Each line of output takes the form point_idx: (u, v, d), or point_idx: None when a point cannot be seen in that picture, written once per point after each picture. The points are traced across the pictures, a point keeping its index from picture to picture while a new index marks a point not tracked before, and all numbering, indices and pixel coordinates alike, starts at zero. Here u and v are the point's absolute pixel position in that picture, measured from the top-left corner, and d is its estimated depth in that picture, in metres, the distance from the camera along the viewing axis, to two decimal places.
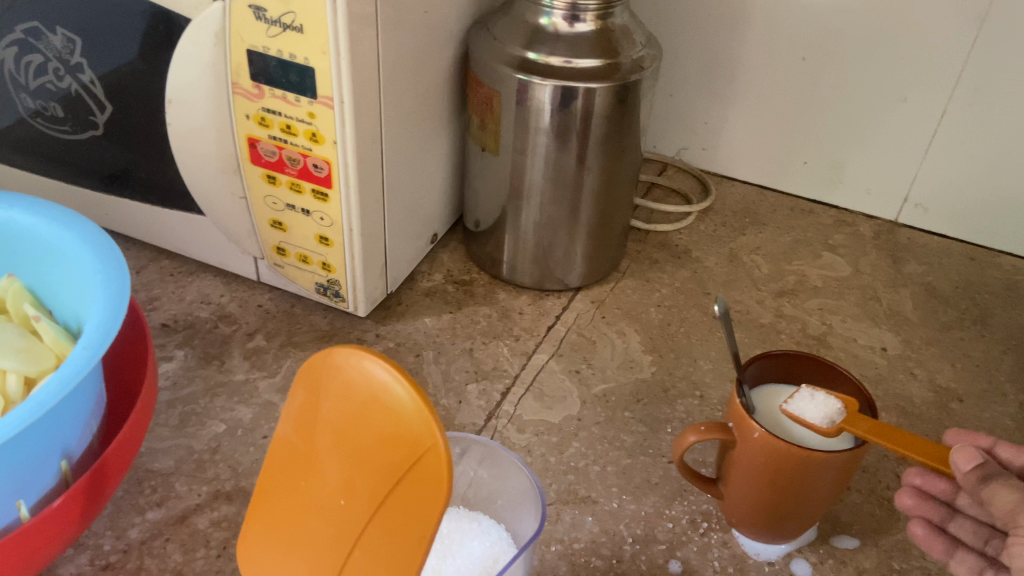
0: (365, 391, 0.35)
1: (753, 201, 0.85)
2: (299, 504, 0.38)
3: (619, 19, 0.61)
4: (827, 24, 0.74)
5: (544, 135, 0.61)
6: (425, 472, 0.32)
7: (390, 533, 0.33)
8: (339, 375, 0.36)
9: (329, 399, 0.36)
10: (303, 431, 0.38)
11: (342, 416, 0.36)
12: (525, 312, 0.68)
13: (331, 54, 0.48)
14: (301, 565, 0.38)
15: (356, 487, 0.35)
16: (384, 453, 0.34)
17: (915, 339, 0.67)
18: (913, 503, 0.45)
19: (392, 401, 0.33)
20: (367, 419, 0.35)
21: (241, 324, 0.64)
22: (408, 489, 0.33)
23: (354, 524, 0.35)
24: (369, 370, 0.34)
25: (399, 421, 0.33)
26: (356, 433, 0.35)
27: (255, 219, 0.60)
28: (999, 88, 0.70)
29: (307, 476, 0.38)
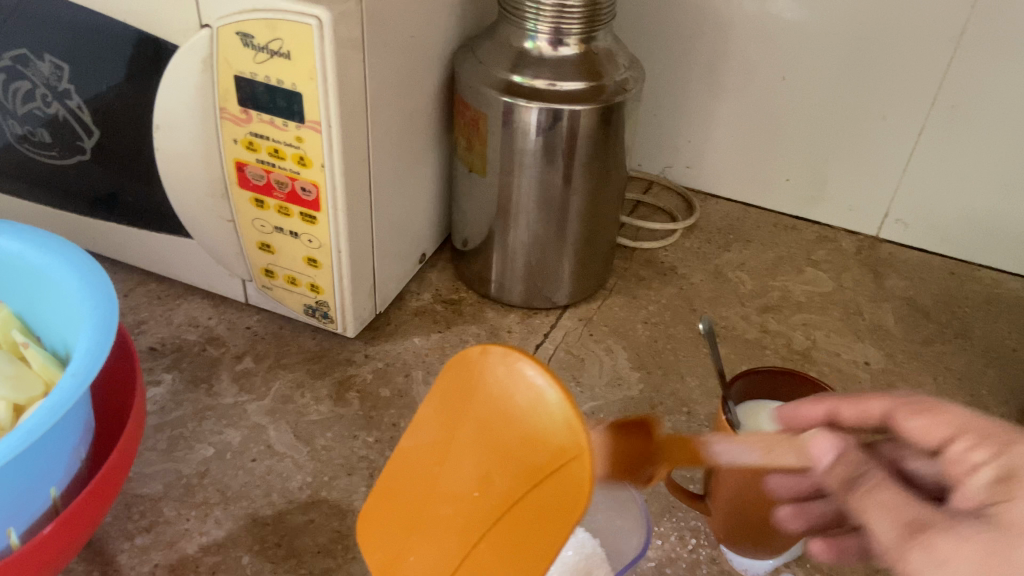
0: (519, 395, 0.40)
1: (737, 218, 0.86)
2: (427, 488, 0.44)
3: (602, 42, 0.62)
4: (807, 45, 0.75)
5: (530, 156, 0.62)
6: (568, 478, 0.37)
7: (524, 524, 0.39)
8: (491, 373, 0.41)
9: (479, 397, 0.42)
10: (446, 422, 0.44)
11: (490, 414, 0.41)
12: (513, 330, 0.69)
13: (318, 79, 0.49)
14: (415, 543, 0.43)
15: (492, 482, 0.41)
16: (528, 454, 0.39)
17: (897, 353, 0.68)
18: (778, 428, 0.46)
19: (541, 403, 0.39)
20: (514, 422, 0.40)
21: (229, 346, 0.64)
22: (547, 489, 0.38)
23: (485, 513, 0.41)
24: (524, 372, 0.40)
25: (549, 426, 0.39)
26: (501, 431, 0.41)
27: (243, 242, 0.60)
28: (975, 107, 0.72)
29: (441, 462, 0.43)
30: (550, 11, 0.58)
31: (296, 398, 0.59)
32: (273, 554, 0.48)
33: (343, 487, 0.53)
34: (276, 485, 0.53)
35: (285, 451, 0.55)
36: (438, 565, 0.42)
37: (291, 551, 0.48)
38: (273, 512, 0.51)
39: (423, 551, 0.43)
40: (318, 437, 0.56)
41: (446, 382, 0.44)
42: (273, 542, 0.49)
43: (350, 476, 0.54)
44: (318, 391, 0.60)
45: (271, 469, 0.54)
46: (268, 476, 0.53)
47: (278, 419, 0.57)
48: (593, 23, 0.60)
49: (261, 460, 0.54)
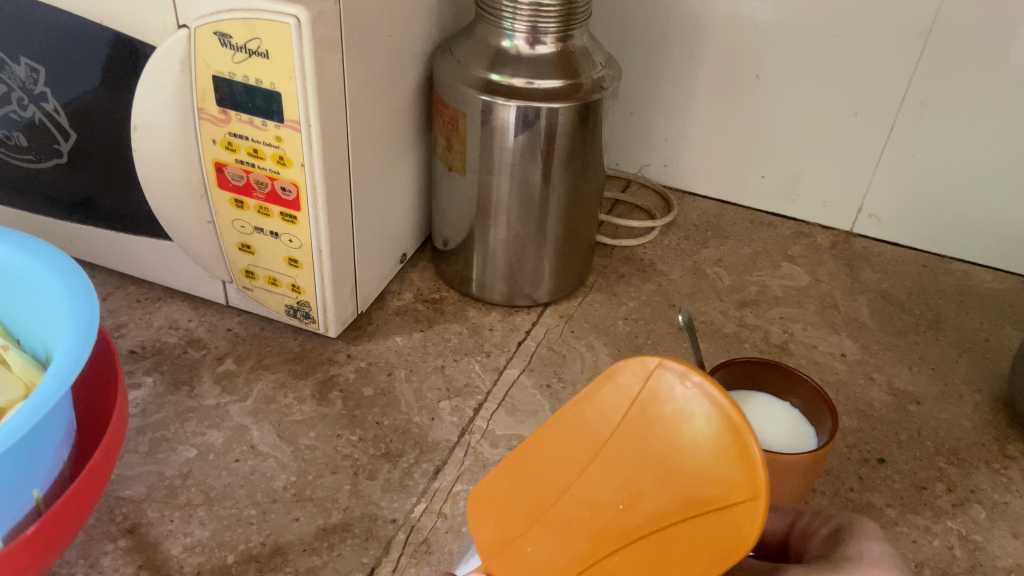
0: (693, 421, 0.34)
1: (715, 215, 0.87)
2: (562, 483, 0.39)
3: (578, 41, 0.63)
4: (782, 44, 0.76)
5: (509, 155, 0.63)
6: (732, 521, 0.33)
7: (675, 555, 0.35)
8: (666, 388, 0.35)
9: (646, 410, 0.36)
10: (593, 423, 0.38)
11: (654, 434, 0.36)
12: (495, 328, 0.69)
13: (297, 78, 0.49)
14: (535, 532, 0.40)
15: (640, 498, 0.36)
16: (691, 482, 0.34)
17: (873, 344, 0.69)
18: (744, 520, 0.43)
19: (722, 437, 0.33)
20: (679, 446, 0.35)
21: (210, 348, 0.63)
22: (713, 524, 0.33)
23: (630, 527, 0.37)
24: (705, 400, 0.34)
25: (721, 462, 0.33)
26: (662, 450, 0.35)
27: (223, 243, 0.60)
28: (945, 102, 0.73)
29: (582, 462, 0.39)
30: (526, 10, 0.59)
31: (279, 399, 0.59)
32: (258, 553, 0.48)
33: (327, 485, 0.53)
34: (260, 484, 0.53)
35: (268, 451, 0.55)
36: (563, 558, 0.39)
37: (277, 550, 0.48)
38: (258, 511, 0.51)
39: (546, 544, 0.40)
40: (301, 437, 0.56)
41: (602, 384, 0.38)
42: (258, 541, 0.49)
43: (334, 474, 0.54)
44: (301, 391, 0.60)
45: (255, 469, 0.54)
46: (252, 476, 0.53)
47: (261, 420, 0.57)
48: (569, 21, 0.60)
49: (244, 461, 0.54)
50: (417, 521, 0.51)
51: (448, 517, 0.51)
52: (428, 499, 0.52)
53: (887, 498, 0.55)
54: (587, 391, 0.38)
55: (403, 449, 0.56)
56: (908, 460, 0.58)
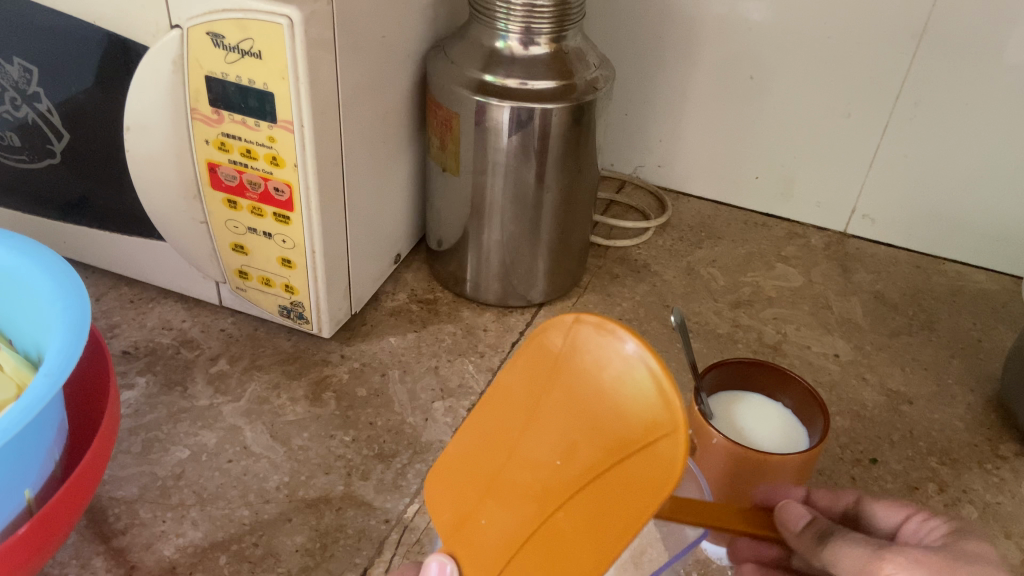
0: (615, 363, 0.34)
1: (709, 216, 0.87)
2: (506, 452, 0.38)
3: (572, 42, 0.63)
4: (776, 44, 0.77)
5: (503, 156, 0.63)
6: (661, 455, 0.31)
7: (609, 503, 0.33)
8: (585, 340, 0.35)
9: (570, 363, 0.36)
10: (528, 387, 0.38)
11: (580, 383, 0.35)
12: (488, 328, 0.69)
13: (290, 79, 0.49)
14: (485, 507, 0.38)
15: (574, 452, 0.35)
16: (619, 424, 0.33)
17: (866, 345, 0.69)
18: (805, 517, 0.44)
19: (640, 377, 0.32)
20: (604, 391, 0.34)
21: (203, 349, 0.63)
22: (642, 465, 0.32)
23: (566, 484, 0.35)
24: (620, 343, 0.33)
25: (642, 399, 0.32)
26: (589, 400, 0.34)
27: (216, 243, 0.60)
28: (938, 103, 0.74)
29: (520, 427, 0.38)
30: (520, 11, 0.59)
31: (272, 399, 0.59)
32: (251, 553, 0.48)
33: (320, 486, 0.53)
34: (253, 485, 0.53)
35: (261, 451, 0.55)
36: (508, 531, 0.37)
37: (269, 551, 0.48)
38: (250, 512, 0.51)
39: (492, 517, 0.38)
40: (294, 437, 0.56)
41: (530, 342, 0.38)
42: (250, 542, 0.49)
43: (327, 475, 0.54)
44: (294, 392, 0.60)
45: (247, 469, 0.54)
46: (244, 476, 0.53)
47: (254, 420, 0.57)
48: (563, 22, 0.60)
49: (237, 461, 0.54)
50: (409, 521, 0.51)
51: None
52: (421, 499, 0.52)
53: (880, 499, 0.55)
54: (519, 352, 0.39)
55: (396, 449, 0.56)
56: (901, 460, 0.58)
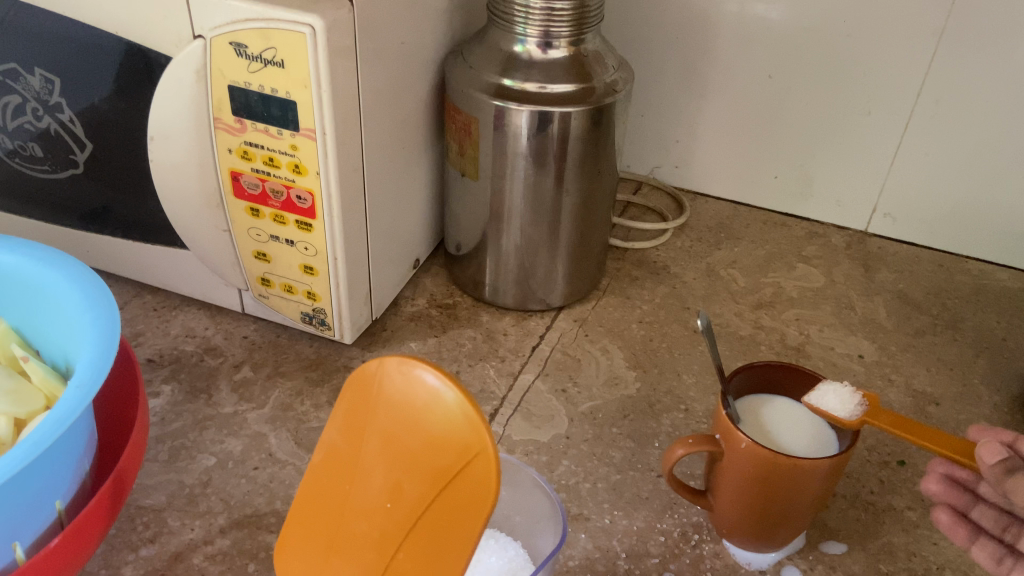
0: (422, 401, 0.40)
1: (727, 217, 0.86)
2: (342, 504, 0.43)
3: (591, 44, 0.62)
4: (794, 44, 0.76)
5: (522, 159, 0.63)
6: (475, 475, 0.37)
7: (440, 528, 0.38)
8: (389, 381, 0.41)
9: (381, 406, 0.41)
10: (349, 438, 0.43)
11: (392, 423, 0.41)
12: (508, 333, 0.69)
13: (312, 87, 0.49)
14: (335, 563, 0.43)
15: (401, 491, 0.40)
16: (434, 457, 0.39)
17: (890, 345, 0.69)
18: (940, 487, 0.45)
19: (441, 405, 0.39)
20: (419, 429, 0.40)
21: (227, 356, 0.63)
22: (459, 487, 0.38)
23: (400, 522, 0.40)
24: (419, 377, 0.40)
25: (450, 427, 0.38)
26: (403, 437, 0.40)
27: (239, 251, 0.60)
28: (959, 99, 0.73)
29: (350, 478, 0.43)
30: (539, 15, 0.59)
31: (296, 406, 0.59)
32: None
33: None
34: (279, 492, 0.53)
35: (287, 458, 0.55)
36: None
37: None
38: (277, 519, 0.51)
39: (347, 566, 0.43)
40: (319, 444, 0.56)
41: (348, 397, 0.44)
42: None
43: None
44: (318, 398, 0.60)
45: (273, 477, 0.54)
46: (270, 483, 0.53)
47: (279, 427, 0.57)
48: (581, 26, 0.60)
49: (262, 468, 0.54)
50: None
51: None
52: None
53: (908, 501, 0.55)
54: (339, 408, 0.44)
55: None
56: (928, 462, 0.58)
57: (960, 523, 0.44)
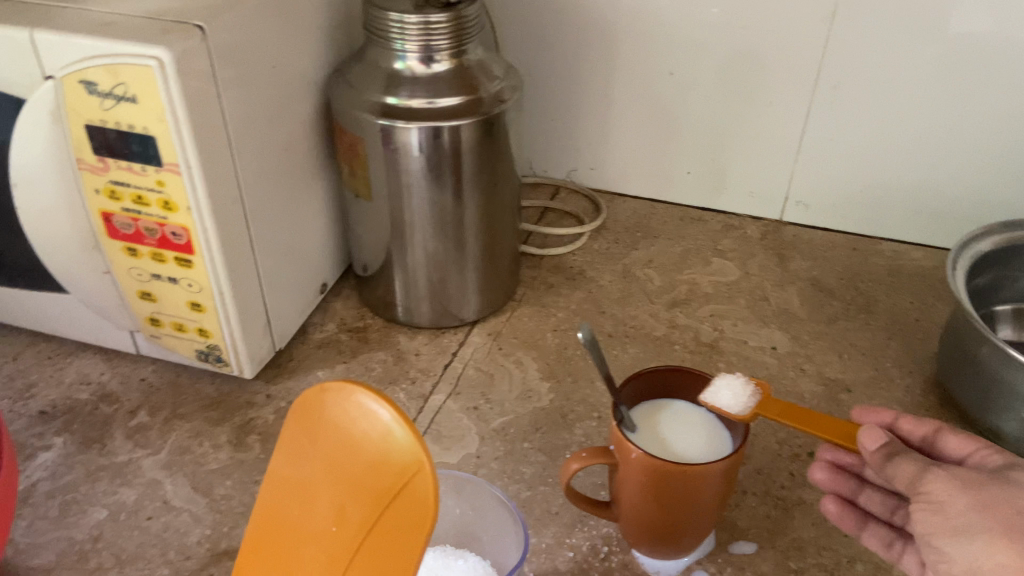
0: (362, 425, 0.39)
1: (644, 215, 0.86)
2: (292, 531, 0.43)
3: (473, 54, 0.61)
4: (692, 39, 0.76)
5: (417, 178, 0.61)
6: (415, 493, 0.37)
7: (384, 549, 0.38)
8: (332, 405, 0.41)
9: (325, 431, 0.41)
10: (296, 465, 0.43)
11: (336, 446, 0.40)
12: (421, 352, 0.67)
13: (169, 121, 0.47)
14: None
15: (346, 514, 0.40)
16: (375, 478, 0.39)
17: (803, 334, 0.69)
18: (826, 476, 0.48)
19: (381, 427, 0.38)
20: (360, 452, 0.39)
21: (123, 402, 0.61)
22: (400, 508, 0.37)
23: (345, 546, 0.40)
24: (360, 400, 0.39)
25: (390, 448, 0.38)
26: (347, 460, 0.40)
27: (124, 292, 0.58)
28: (856, 84, 0.73)
29: (298, 504, 0.43)
30: (416, 30, 0.57)
31: (194, 448, 0.57)
32: None
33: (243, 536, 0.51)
34: (173, 541, 0.51)
35: (182, 505, 0.53)
36: None
37: None
38: (170, 570, 0.49)
39: None
40: (216, 486, 0.54)
41: (293, 426, 0.43)
42: None
43: None
44: (217, 438, 0.58)
45: (168, 525, 0.52)
46: (164, 533, 0.51)
47: (175, 473, 0.55)
48: (461, 37, 0.59)
49: (157, 518, 0.52)
50: None
51: None
52: None
53: (819, 494, 0.55)
54: (285, 439, 0.44)
55: None
56: None
57: (847, 511, 0.47)
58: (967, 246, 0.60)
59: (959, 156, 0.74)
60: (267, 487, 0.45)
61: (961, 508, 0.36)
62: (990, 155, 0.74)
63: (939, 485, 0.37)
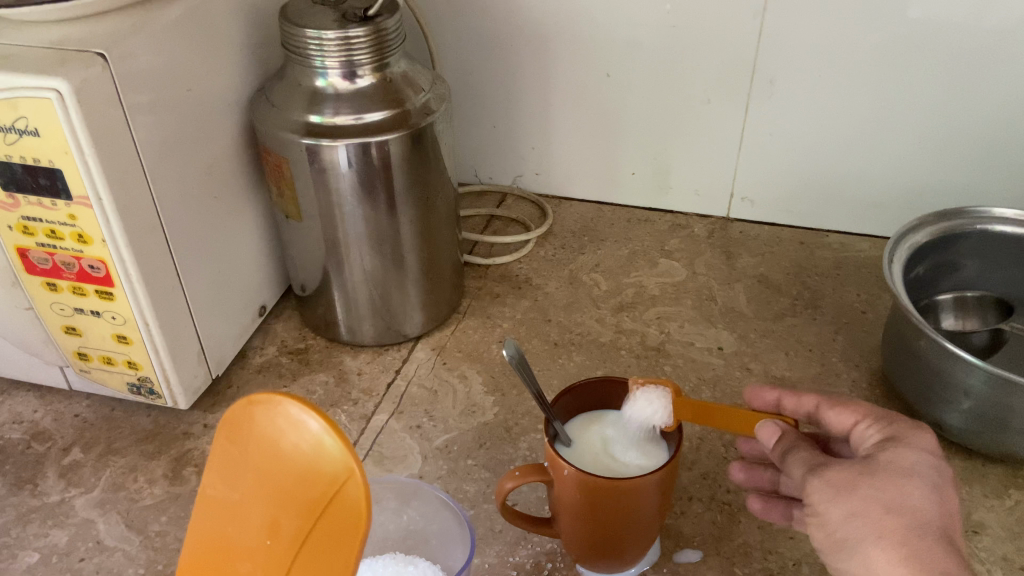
0: (290, 436, 0.38)
1: (592, 218, 0.85)
2: (225, 549, 0.42)
3: (397, 67, 0.59)
4: (626, 40, 0.75)
5: (347, 196, 0.59)
6: (346, 500, 0.36)
7: (321, 557, 0.37)
8: (256, 418, 0.40)
9: (252, 445, 0.40)
10: (226, 481, 0.42)
11: (264, 460, 0.39)
12: (363, 371, 0.66)
13: (74, 154, 0.46)
14: None
15: (279, 527, 0.39)
16: (306, 488, 0.38)
17: (749, 333, 0.68)
18: (745, 476, 0.49)
19: (309, 434, 0.37)
20: (288, 463, 0.38)
21: (56, 439, 0.60)
22: (335, 514, 0.37)
23: (281, 559, 0.39)
24: (284, 410, 0.38)
25: (318, 456, 0.37)
26: (276, 472, 0.39)
27: (48, 328, 0.56)
28: (791, 78, 0.73)
29: (230, 521, 0.42)
30: (335, 46, 0.55)
31: (128, 484, 0.56)
32: None
33: None
34: None
35: (115, 544, 0.52)
36: None
37: None
38: None
39: None
40: (151, 523, 0.53)
41: (219, 444, 0.42)
42: None
43: None
44: (153, 473, 0.57)
45: (100, 566, 0.50)
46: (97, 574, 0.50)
47: (108, 511, 0.54)
48: (383, 50, 0.57)
49: (89, 559, 0.51)
50: None
51: None
52: None
53: None
54: (212, 458, 0.42)
55: None
56: None
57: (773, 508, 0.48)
58: (902, 239, 0.60)
59: (898, 145, 0.74)
60: (197, 509, 0.43)
61: (839, 520, 0.37)
62: (927, 143, 0.74)
63: (817, 496, 0.38)
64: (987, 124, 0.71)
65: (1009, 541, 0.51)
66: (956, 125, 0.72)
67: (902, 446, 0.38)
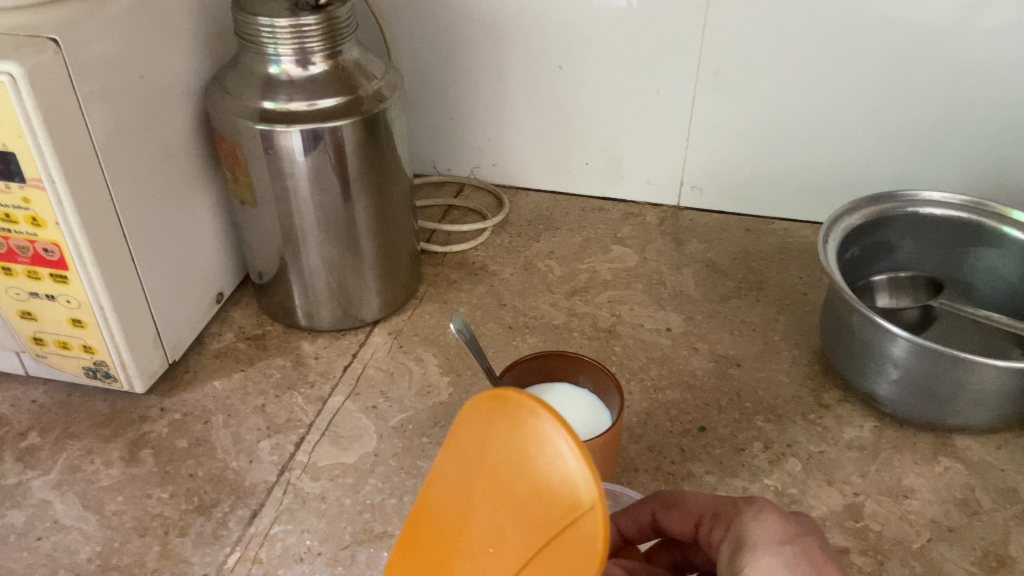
0: (541, 452, 0.30)
1: (547, 208, 0.87)
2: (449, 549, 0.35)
3: (350, 54, 0.60)
4: (576, 32, 0.77)
5: (301, 181, 0.60)
6: (578, 540, 0.29)
7: None
8: (507, 413, 0.32)
9: (493, 442, 0.33)
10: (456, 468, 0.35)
11: (501, 464, 0.32)
12: (319, 356, 0.67)
13: (27, 136, 0.47)
14: None
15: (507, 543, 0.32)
16: (535, 511, 0.31)
17: (696, 314, 0.71)
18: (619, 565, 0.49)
19: (556, 456, 0.30)
20: (525, 474, 0.31)
21: (13, 424, 0.60)
22: (561, 548, 0.30)
23: None
24: (542, 425, 0.30)
25: (559, 480, 0.30)
26: (515, 482, 0.32)
27: (3, 313, 0.57)
28: (735, 70, 0.75)
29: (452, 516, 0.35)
30: (288, 33, 0.56)
31: (85, 466, 0.57)
32: None
33: (135, 550, 0.51)
34: (63, 560, 0.50)
35: (72, 523, 0.53)
36: None
37: None
38: None
39: None
40: (108, 503, 0.54)
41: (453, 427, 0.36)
42: None
43: (143, 537, 0.52)
44: (109, 455, 0.58)
45: (57, 545, 0.51)
46: (54, 552, 0.51)
47: (65, 492, 0.55)
48: (335, 37, 0.58)
49: (46, 538, 0.52)
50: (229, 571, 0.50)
51: (262, 562, 0.50)
52: (243, 547, 0.51)
53: (707, 466, 0.56)
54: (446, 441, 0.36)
55: (217, 498, 0.54)
56: (728, 424, 0.60)
57: None
58: (837, 221, 0.62)
59: (838, 134, 0.77)
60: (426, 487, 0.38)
61: None
62: (867, 132, 0.77)
63: None
64: (922, 114, 0.74)
65: (937, 503, 0.54)
66: (893, 115, 0.75)
67: (757, 552, 0.37)
